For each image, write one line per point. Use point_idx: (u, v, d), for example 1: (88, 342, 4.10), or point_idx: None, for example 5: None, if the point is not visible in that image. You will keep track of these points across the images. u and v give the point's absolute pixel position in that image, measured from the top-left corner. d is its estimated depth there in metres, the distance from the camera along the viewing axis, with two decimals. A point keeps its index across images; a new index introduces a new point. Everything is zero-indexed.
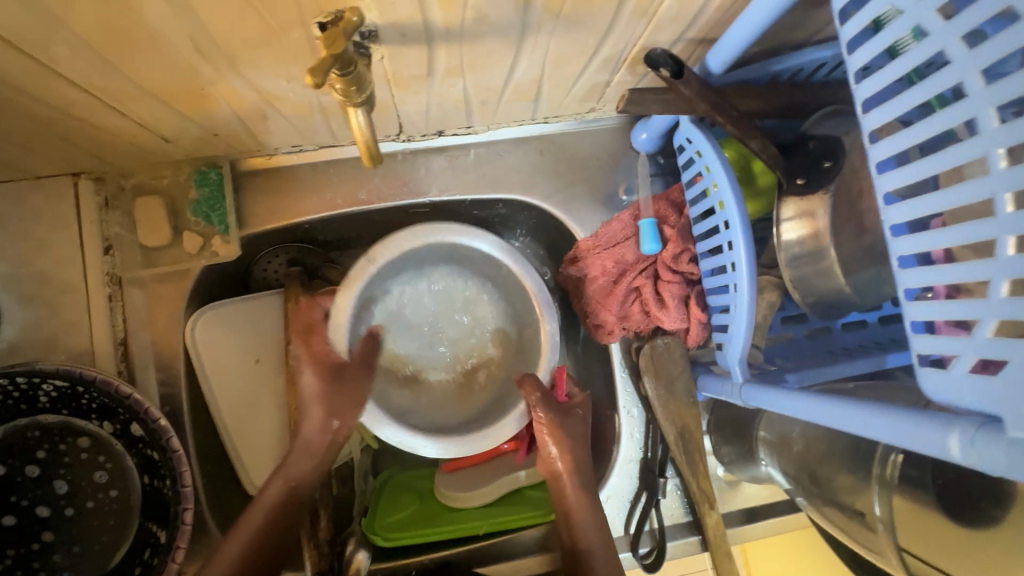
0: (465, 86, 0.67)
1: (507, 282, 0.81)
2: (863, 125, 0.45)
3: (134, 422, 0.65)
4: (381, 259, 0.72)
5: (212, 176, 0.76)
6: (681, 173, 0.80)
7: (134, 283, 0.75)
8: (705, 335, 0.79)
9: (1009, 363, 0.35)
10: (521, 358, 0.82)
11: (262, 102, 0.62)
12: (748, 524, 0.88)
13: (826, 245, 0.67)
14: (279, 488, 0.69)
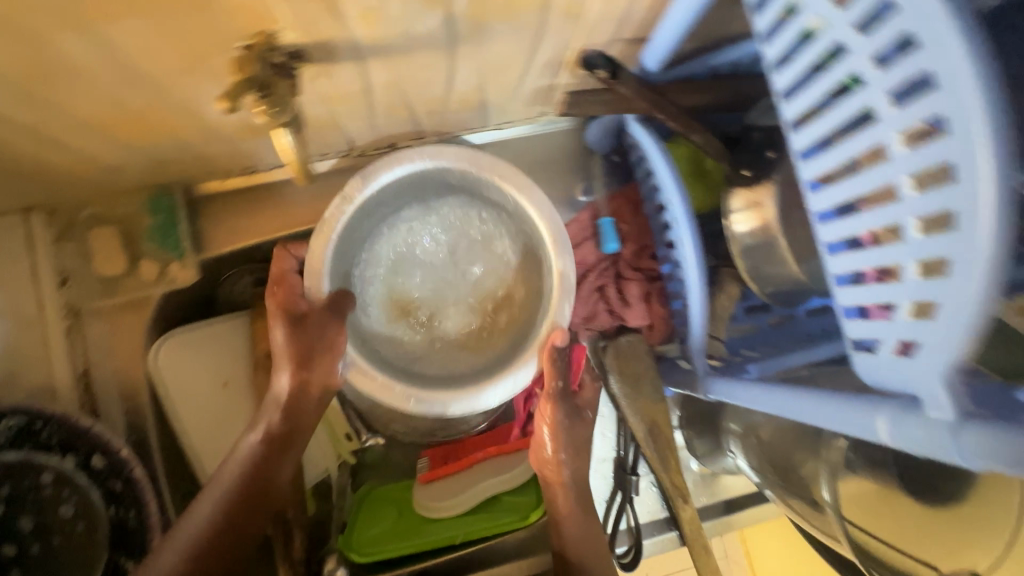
0: (407, 98, 0.67)
1: (519, 214, 0.72)
2: (786, 114, 0.46)
3: (97, 453, 0.66)
4: (357, 198, 0.66)
5: (164, 202, 0.75)
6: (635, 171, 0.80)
7: (94, 315, 0.75)
8: (668, 331, 0.80)
9: (920, 343, 0.36)
10: (540, 298, 0.73)
11: (202, 126, 0.62)
12: (728, 515, 0.88)
13: (776, 235, 0.67)
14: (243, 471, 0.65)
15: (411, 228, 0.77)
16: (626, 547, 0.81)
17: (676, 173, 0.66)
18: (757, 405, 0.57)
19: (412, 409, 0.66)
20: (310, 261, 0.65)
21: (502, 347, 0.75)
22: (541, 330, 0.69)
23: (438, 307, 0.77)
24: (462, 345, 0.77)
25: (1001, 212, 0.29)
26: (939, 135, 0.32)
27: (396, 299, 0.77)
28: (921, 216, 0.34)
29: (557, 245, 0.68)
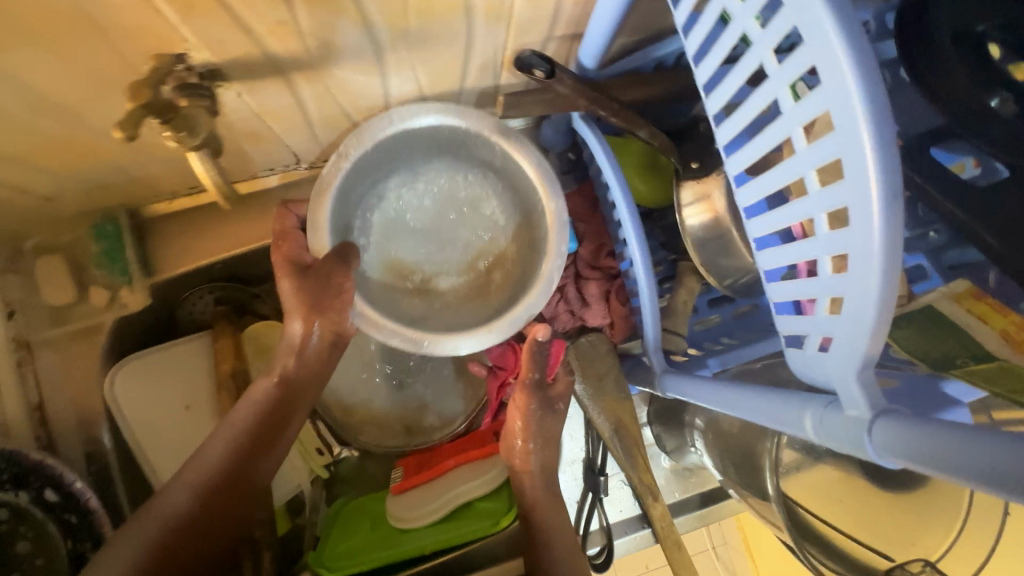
0: (344, 109, 0.66)
1: (510, 168, 0.74)
2: (709, 109, 0.46)
3: (51, 487, 0.65)
4: (353, 154, 0.66)
5: (109, 228, 0.74)
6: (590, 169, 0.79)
7: (45, 345, 0.74)
8: (630, 328, 0.80)
9: (833, 338, 0.36)
10: (533, 250, 0.75)
11: (132, 150, 0.60)
12: (705, 509, 0.85)
13: (728, 227, 0.66)
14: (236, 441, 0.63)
15: (402, 192, 0.77)
16: (598, 548, 0.80)
17: (624, 176, 0.64)
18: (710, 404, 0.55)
19: (426, 351, 0.68)
20: (312, 220, 0.67)
21: (501, 299, 0.76)
22: (543, 272, 0.70)
23: (432, 271, 0.77)
24: (461, 305, 0.77)
25: (889, 208, 0.30)
26: (831, 133, 0.32)
27: (391, 264, 0.76)
28: (827, 211, 0.34)
29: (547, 189, 0.70)
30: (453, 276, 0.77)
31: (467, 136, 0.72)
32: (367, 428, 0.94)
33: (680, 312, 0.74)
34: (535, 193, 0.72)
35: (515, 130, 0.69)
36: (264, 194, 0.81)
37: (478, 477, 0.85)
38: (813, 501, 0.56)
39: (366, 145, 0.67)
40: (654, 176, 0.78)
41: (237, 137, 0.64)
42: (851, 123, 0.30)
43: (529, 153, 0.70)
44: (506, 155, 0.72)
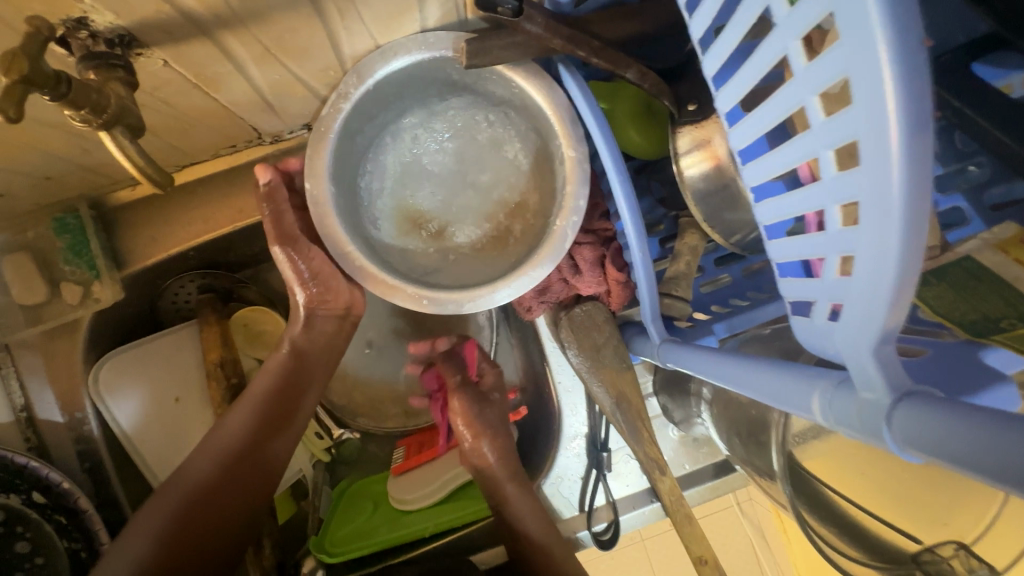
0: (295, 74, 0.59)
1: (527, 107, 0.67)
2: (694, 34, 0.39)
3: (36, 490, 0.65)
4: (354, 93, 0.61)
5: (70, 222, 0.70)
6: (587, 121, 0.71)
7: (25, 346, 0.72)
8: (628, 295, 0.72)
9: (844, 305, 0.30)
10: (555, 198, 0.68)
11: (68, 135, 0.55)
12: (719, 479, 0.80)
13: (733, 176, 0.59)
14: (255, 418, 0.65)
15: (416, 133, 0.71)
16: (605, 524, 0.77)
17: (610, 131, 0.56)
18: (714, 379, 0.50)
19: (426, 309, 0.63)
20: (310, 169, 0.61)
21: (519, 254, 0.72)
22: (557, 228, 0.63)
23: (450, 220, 0.74)
24: (479, 255, 0.73)
25: (914, 133, 0.23)
26: (837, 40, 0.25)
27: (405, 211, 0.73)
28: (835, 146, 0.27)
29: (567, 132, 0.62)
30: (470, 226, 0.73)
31: (482, 71, 0.65)
32: (366, 410, 0.91)
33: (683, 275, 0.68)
34: (556, 135, 0.65)
35: (532, 59, 0.61)
36: (230, 174, 0.75)
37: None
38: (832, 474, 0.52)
39: (368, 82, 0.61)
40: (650, 125, 0.70)
41: (182, 113, 0.58)
42: (860, 29, 0.23)
43: (550, 89, 0.62)
44: (525, 94, 0.64)
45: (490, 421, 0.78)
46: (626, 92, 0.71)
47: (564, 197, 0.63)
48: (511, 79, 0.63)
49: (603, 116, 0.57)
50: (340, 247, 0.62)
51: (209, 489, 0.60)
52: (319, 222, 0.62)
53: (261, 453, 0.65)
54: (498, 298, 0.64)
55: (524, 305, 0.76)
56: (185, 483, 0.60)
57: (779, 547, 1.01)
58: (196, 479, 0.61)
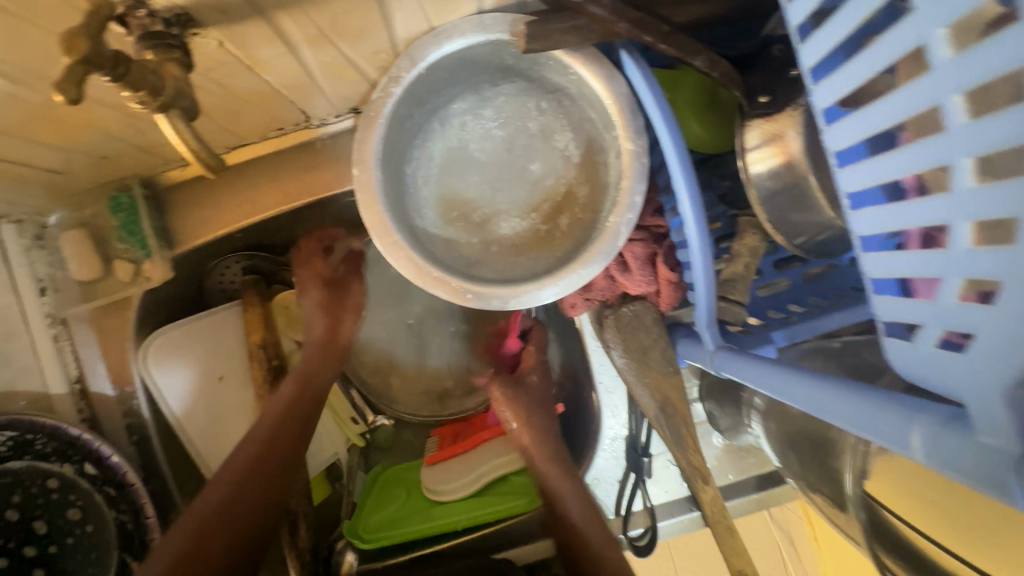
0: (347, 56, 0.58)
1: (584, 95, 0.64)
2: (791, 18, 0.36)
3: (88, 461, 0.68)
4: (406, 77, 0.59)
5: (123, 200, 0.71)
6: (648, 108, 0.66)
7: (78, 320, 0.74)
8: (679, 296, 0.68)
9: (970, 334, 0.28)
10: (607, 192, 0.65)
11: (122, 114, 0.55)
12: (762, 493, 0.77)
13: (804, 174, 0.55)
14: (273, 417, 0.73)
15: (465, 120, 0.69)
16: (641, 530, 0.75)
17: (676, 122, 0.52)
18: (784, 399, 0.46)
19: (469, 304, 0.61)
20: (358, 155, 0.60)
21: (564, 249, 0.69)
22: (609, 225, 0.59)
23: (495, 211, 0.71)
24: (523, 249, 0.71)
25: None
26: (1014, 27, 0.23)
27: (450, 199, 0.71)
28: (984, 150, 0.26)
29: (626, 123, 0.58)
30: (515, 218, 0.71)
31: (539, 57, 0.62)
32: (401, 397, 0.91)
33: (740, 278, 0.64)
34: (613, 127, 0.61)
35: (592, 44, 0.58)
36: (278, 157, 0.75)
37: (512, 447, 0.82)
38: (898, 499, 0.48)
39: (421, 66, 0.59)
40: (712, 116, 0.66)
41: (233, 94, 0.58)
42: None
43: (611, 79, 0.58)
44: (583, 83, 0.61)
45: (531, 406, 0.79)
46: (687, 79, 0.66)
47: (619, 193, 0.60)
48: (570, 66, 0.60)
49: (668, 106, 0.53)
50: (386, 236, 0.60)
51: (226, 507, 0.67)
52: (365, 210, 0.60)
53: (266, 475, 0.70)
54: (541, 296, 0.61)
55: (568, 302, 0.73)
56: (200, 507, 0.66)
57: (811, 557, 0.98)
58: (214, 500, 0.67)
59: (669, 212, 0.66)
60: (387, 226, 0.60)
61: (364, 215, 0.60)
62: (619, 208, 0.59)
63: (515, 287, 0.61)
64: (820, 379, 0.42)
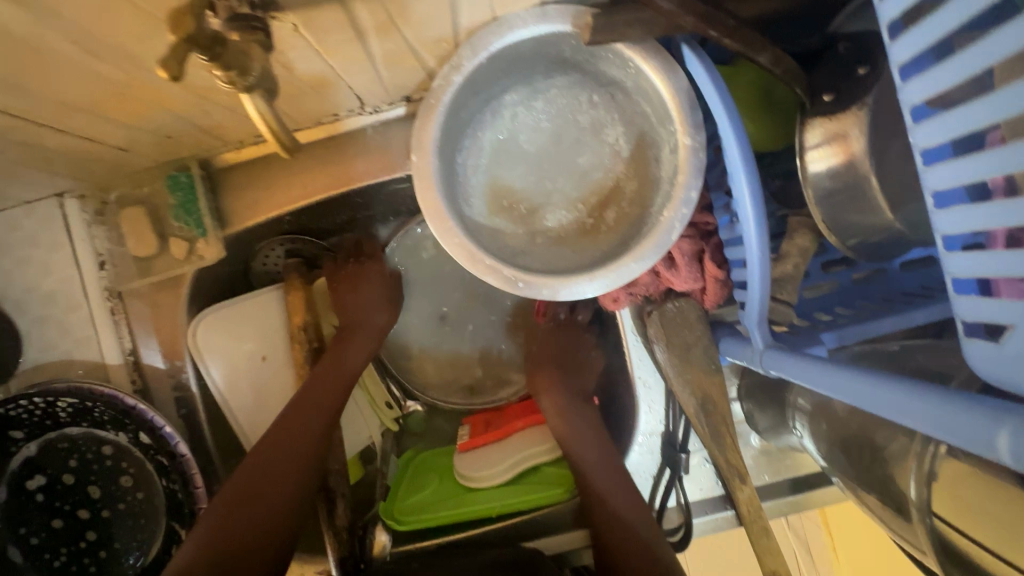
0: (409, 44, 0.58)
1: (640, 89, 0.64)
2: (886, 14, 0.37)
3: (143, 431, 0.69)
4: (466, 66, 0.60)
5: (182, 179, 0.73)
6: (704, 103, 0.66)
7: (133, 295, 0.77)
8: (725, 294, 0.69)
9: None
10: (658, 188, 0.65)
11: (191, 96, 0.57)
12: (796, 497, 0.77)
13: (865, 173, 0.54)
14: (298, 398, 0.74)
15: (516, 111, 0.70)
16: (675, 526, 0.75)
17: (738, 114, 0.52)
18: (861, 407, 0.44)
19: (520, 292, 0.62)
20: (417, 142, 0.61)
21: (611, 243, 0.69)
22: (664, 220, 0.60)
23: (541, 202, 0.71)
24: (568, 241, 0.71)
25: None
26: None
27: (498, 190, 0.71)
28: None
29: (684, 118, 0.59)
30: (561, 211, 0.71)
31: (598, 49, 0.62)
32: (435, 385, 0.92)
33: (790, 277, 0.64)
34: (669, 122, 0.61)
35: (653, 38, 0.58)
36: (330, 143, 0.76)
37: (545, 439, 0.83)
38: (959, 515, 0.46)
39: (481, 56, 0.60)
40: (768, 114, 0.65)
41: (297, 79, 0.59)
42: None
43: (671, 73, 0.58)
44: (642, 76, 0.61)
45: (572, 399, 0.81)
46: (740, 72, 0.66)
47: (674, 188, 0.60)
48: (629, 59, 0.60)
49: (731, 98, 0.53)
50: (441, 222, 0.61)
51: (255, 482, 0.69)
52: (422, 195, 0.61)
53: (293, 451, 0.71)
54: (587, 289, 0.62)
55: (611, 296, 0.73)
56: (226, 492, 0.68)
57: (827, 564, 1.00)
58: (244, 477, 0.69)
59: (719, 209, 0.66)
60: (442, 212, 0.61)
61: (419, 199, 0.61)
62: (674, 203, 0.60)
63: (565, 279, 0.61)
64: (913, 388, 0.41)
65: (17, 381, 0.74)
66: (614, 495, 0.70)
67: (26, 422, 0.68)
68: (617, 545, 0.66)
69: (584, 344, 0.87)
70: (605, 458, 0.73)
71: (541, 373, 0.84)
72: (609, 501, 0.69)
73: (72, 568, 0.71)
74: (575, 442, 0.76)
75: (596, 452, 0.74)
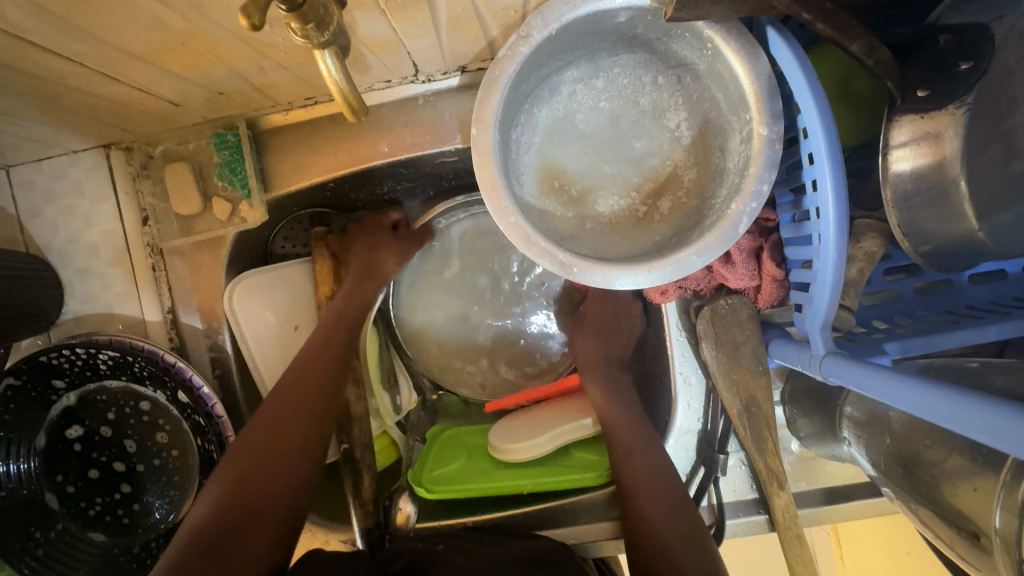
0: (477, 9, 0.56)
1: (714, 72, 0.61)
2: None
3: (181, 389, 0.69)
4: (534, 37, 0.57)
5: (229, 138, 0.72)
6: (782, 88, 0.62)
7: (174, 253, 0.76)
8: (780, 294, 0.66)
9: None
10: (722, 180, 0.62)
11: (251, 52, 0.55)
12: (829, 506, 0.75)
13: (954, 176, 0.51)
14: (308, 355, 0.73)
15: (576, 90, 0.66)
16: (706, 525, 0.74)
17: (828, 104, 0.51)
18: (922, 415, 0.44)
19: (573, 278, 0.60)
20: (477, 115, 0.59)
21: (663, 234, 0.66)
22: (730, 212, 0.58)
23: (594, 185, 0.68)
24: (617, 227, 0.68)
25: None
26: None
27: (550, 170, 0.68)
28: None
29: (762, 106, 0.56)
30: (615, 197, 0.68)
31: (673, 27, 0.59)
32: (463, 367, 0.92)
33: (853, 282, 0.61)
34: (744, 110, 0.58)
35: (737, 17, 0.55)
36: (380, 111, 0.74)
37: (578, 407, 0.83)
38: None
39: (551, 28, 0.58)
40: (848, 109, 0.61)
41: (358, 41, 0.57)
42: None
43: (751, 57, 0.55)
44: (719, 57, 0.57)
45: (617, 383, 0.79)
46: (820, 60, 0.61)
47: (742, 180, 0.58)
48: (708, 39, 0.57)
49: (820, 85, 0.51)
50: (497, 200, 0.59)
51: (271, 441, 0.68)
52: (480, 171, 0.59)
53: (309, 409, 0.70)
54: (641, 279, 0.59)
55: (660, 288, 0.70)
56: (235, 459, 0.66)
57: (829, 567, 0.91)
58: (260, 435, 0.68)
59: (781, 205, 0.63)
60: (498, 190, 0.59)
61: (476, 174, 0.59)
62: (740, 197, 0.58)
63: (621, 267, 0.59)
64: (989, 403, 0.39)
65: (58, 330, 0.75)
66: (644, 483, 0.68)
67: (69, 371, 0.69)
68: (650, 538, 0.64)
69: (624, 332, 0.85)
70: (644, 442, 0.72)
71: (582, 352, 0.83)
72: (640, 496, 0.68)
73: (105, 518, 0.73)
74: (610, 418, 0.75)
75: (637, 435, 0.72)
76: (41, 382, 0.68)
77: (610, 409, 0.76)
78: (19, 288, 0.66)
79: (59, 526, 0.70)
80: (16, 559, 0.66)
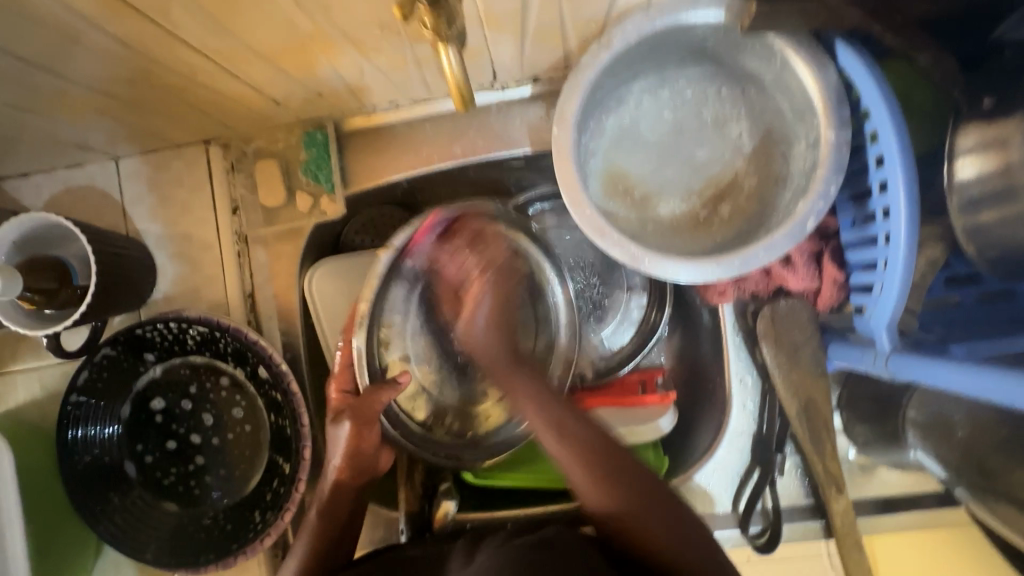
0: (563, 21, 0.61)
1: (781, 83, 0.64)
2: None
3: (261, 365, 0.73)
4: (614, 45, 0.62)
5: (318, 137, 0.79)
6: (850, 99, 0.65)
7: (258, 242, 0.81)
8: (840, 299, 0.67)
9: None
10: (785, 186, 0.65)
11: (357, 54, 0.61)
12: (883, 514, 0.75)
13: (1023, 180, 0.52)
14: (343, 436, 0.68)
15: (643, 99, 0.70)
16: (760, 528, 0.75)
17: (898, 109, 0.54)
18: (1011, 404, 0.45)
19: (643, 269, 0.63)
20: (560, 113, 0.64)
21: (723, 236, 0.69)
22: (797, 212, 0.61)
23: (656, 189, 0.71)
24: (678, 228, 0.70)
25: None
26: None
27: (615, 175, 0.72)
28: None
29: (829, 114, 0.60)
30: (677, 201, 0.71)
31: (743, 40, 0.63)
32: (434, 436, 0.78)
33: (916, 287, 0.63)
34: (814, 118, 0.61)
35: (806, 31, 0.59)
36: (453, 116, 0.79)
37: (649, 424, 0.76)
38: None
39: (631, 38, 0.62)
40: (909, 121, 0.64)
41: None
42: None
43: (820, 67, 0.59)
44: (790, 67, 0.62)
45: (557, 401, 0.62)
46: (885, 73, 0.64)
47: (810, 182, 0.61)
48: (777, 52, 0.61)
49: (890, 93, 0.55)
50: (575, 194, 0.63)
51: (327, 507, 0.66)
52: (559, 168, 0.64)
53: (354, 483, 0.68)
54: (707, 273, 0.62)
55: (719, 288, 0.72)
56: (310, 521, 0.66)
57: None
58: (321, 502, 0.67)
59: (844, 211, 0.65)
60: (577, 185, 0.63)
61: (555, 166, 0.63)
62: (805, 199, 0.61)
63: (689, 263, 0.62)
64: None
65: (149, 309, 0.80)
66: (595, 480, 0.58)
67: (159, 345, 0.73)
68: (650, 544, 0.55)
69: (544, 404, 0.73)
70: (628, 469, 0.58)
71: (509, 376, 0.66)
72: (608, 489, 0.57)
73: (177, 489, 0.76)
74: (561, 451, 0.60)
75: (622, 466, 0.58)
76: (133, 354, 0.72)
77: (567, 451, 0.59)
78: (123, 265, 0.72)
79: (136, 493, 0.74)
80: (95, 520, 0.70)
